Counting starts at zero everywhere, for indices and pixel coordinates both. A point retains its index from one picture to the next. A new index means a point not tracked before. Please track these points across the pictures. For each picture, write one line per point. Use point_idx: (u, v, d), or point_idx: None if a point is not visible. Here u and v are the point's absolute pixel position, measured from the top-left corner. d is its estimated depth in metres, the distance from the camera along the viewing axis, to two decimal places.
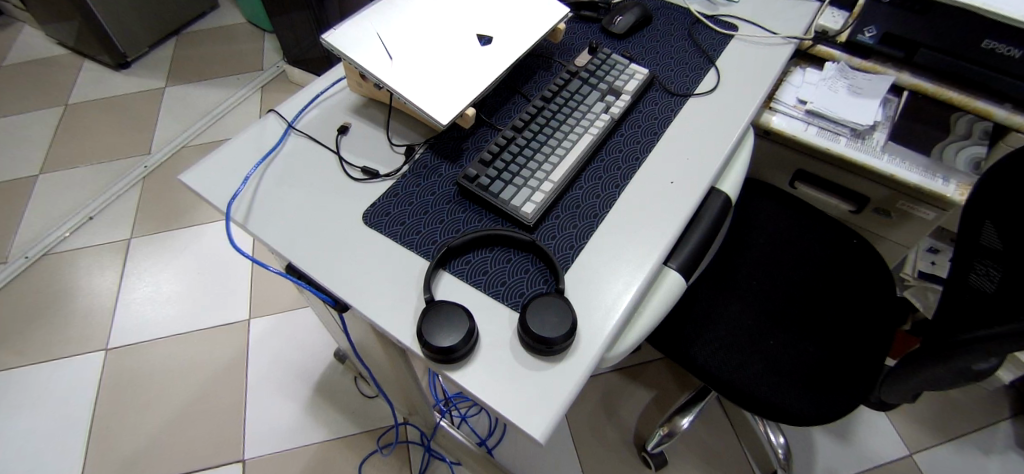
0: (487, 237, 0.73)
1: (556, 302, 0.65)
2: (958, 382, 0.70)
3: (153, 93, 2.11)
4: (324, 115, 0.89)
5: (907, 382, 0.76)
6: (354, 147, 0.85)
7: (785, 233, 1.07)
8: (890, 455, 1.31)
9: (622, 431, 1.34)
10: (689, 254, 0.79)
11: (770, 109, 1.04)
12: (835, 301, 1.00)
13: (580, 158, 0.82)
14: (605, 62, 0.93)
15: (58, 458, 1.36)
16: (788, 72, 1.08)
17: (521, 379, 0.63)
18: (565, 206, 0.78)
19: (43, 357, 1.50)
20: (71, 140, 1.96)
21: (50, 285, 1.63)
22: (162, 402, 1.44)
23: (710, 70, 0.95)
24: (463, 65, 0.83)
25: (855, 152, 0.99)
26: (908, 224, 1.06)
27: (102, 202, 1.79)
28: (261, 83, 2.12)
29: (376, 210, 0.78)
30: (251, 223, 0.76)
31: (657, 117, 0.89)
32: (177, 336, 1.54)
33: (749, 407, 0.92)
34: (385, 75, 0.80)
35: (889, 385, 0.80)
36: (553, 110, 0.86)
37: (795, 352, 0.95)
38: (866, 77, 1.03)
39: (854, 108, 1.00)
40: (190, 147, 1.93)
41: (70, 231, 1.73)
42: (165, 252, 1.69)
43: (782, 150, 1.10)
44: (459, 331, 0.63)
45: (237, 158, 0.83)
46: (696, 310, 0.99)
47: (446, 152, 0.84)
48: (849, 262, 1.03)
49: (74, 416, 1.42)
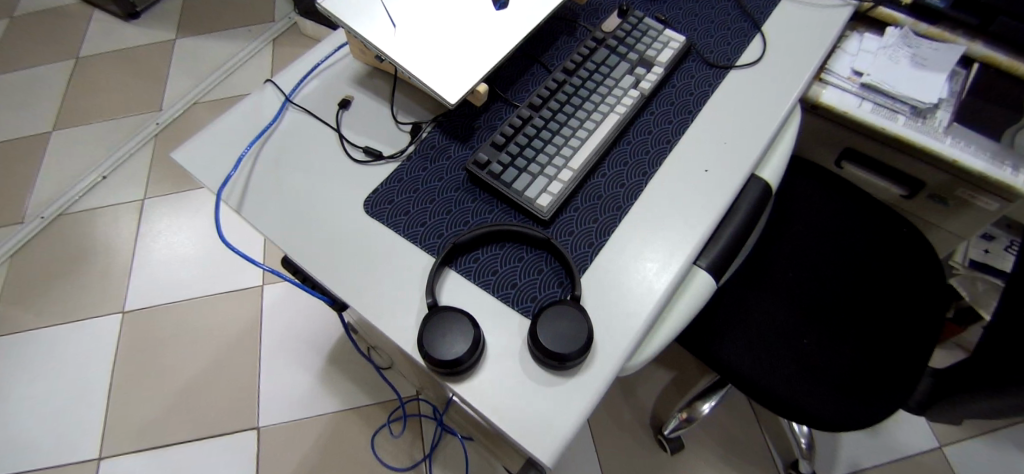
0: (498, 233, 0.67)
1: (569, 312, 0.59)
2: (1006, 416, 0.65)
3: (163, 46, 2.04)
4: (325, 87, 0.82)
5: (971, 409, 0.70)
6: (356, 125, 0.78)
7: (827, 220, 0.98)
8: (918, 447, 1.25)
9: (637, 413, 1.31)
10: (720, 251, 0.71)
11: (820, 81, 0.93)
12: (877, 297, 0.91)
13: (603, 142, 0.73)
14: (636, 28, 0.83)
15: (78, 419, 1.39)
16: (844, 37, 0.95)
17: (530, 396, 0.58)
18: (585, 197, 0.71)
19: (61, 319, 1.52)
20: (83, 96, 1.92)
21: (67, 245, 1.63)
22: (178, 367, 1.44)
23: (755, 37, 0.85)
24: (476, 34, 0.75)
25: (915, 133, 0.87)
26: (965, 212, 0.96)
27: (115, 162, 1.76)
28: (272, 36, 2.02)
29: (378, 198, 0.72)
30: (244, 209, 0.71)
31: (692, 93, 0.80)
32: (191, 301, 1.53)
33: (775, 409, 0.87)
34: (389, 48, 0.72)
35: (949, 405, 0.75)
36: (576, 84, 0.77)
37: (828, 353, 0.89)
38: (933, 46, 0.91)
39: (916, 83, 0.89)
40: (201, 104, 1.87)
41: (84, 191, 1.71)
42: (178, 214, 1.67)
43: (828, 126, 0.98)
44: (464, 341, 0.58)
45: (231, 135, 0.77)
46: (724, 306, 0.92)
47: (455, 132, 0.77)
48: (896, 253, 0.94)
49: (94, 378, 1.44)
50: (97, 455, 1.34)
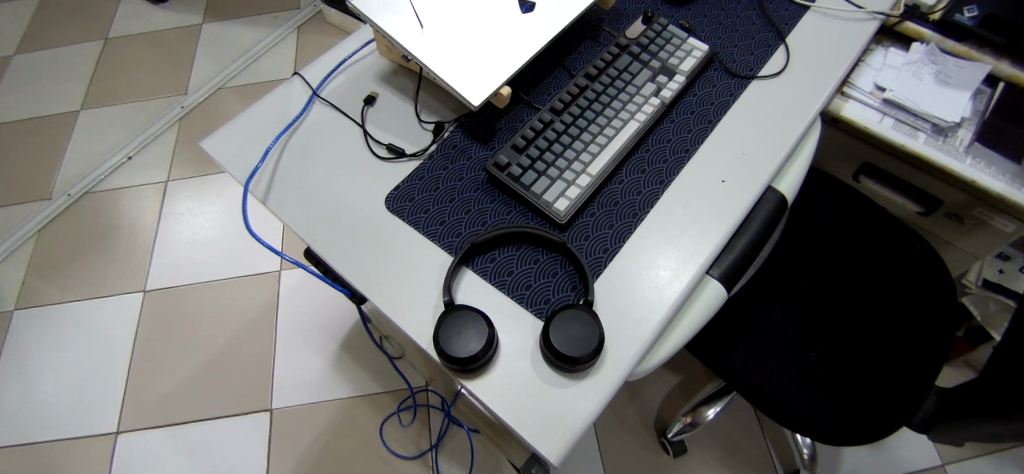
0: (516, 234, 0.68)
1: (582, 316, 0.61)
2: (1012, 439, 0.66)
3: (191, 30, 2.07)
4: (350, 83, 0.84)
5: (974, 431, 0.71)
6: (380, 121, 0.80)
7: (841, 233, 0.98)
8: (921, 462, 1.25)
9: (643, 414, 1.32)
10: (733, 262, 0.72)
11: (842, 94, 0.93)
12: (888, 313, 0.92)
13: (622, 149, 0.74)
14: (660, 35, 0.83)
15: (98, 392, 1.44)
16: (868, 51, 0.95)
17: (540, 396, 0.60)
18: (602, 202, 0.72)
19: (84, 295, 1.56)
20: (112, 76, 1.96)
21: (92, 222, 1.67)
22: (196, 347, 1.48)
23: (779, 47, 0.85)
24: (502, 37, 0.76)
25: (935, 151, 0.87)
26: (981, 232, 0.95)
27: (140, 143, 1.80)
28: (297, 23, 2.04)
29: (399, 195, 0.73)
30: (270, 200, 0.73)
31: (713, 102, 0.80)
32: (209, 283, 1.56)
33: (779, 420, 0.88)
34: (416, 48, 0.74)
35: (953, 426, 0.75)
36: (598, 90, 0.78)
37: (836, 366, 0.89)
38: (958, 63, 0.91)
39: (938, 101, 0.88)
40: (225, 90, 1.90)
41: (110, 170, 1.75)
42: (200, 196, 1.70)
43: (847, 140, 0.98)
44: (478, 340, 0.60)
45: (259, 127, 0.79)
46: (733, 314, 0.93)
47: (477, 132, 0.79)
48: (909, 270, 0.94)
49: (114, 354, 1.48)
50: (116, 428, 1.39)
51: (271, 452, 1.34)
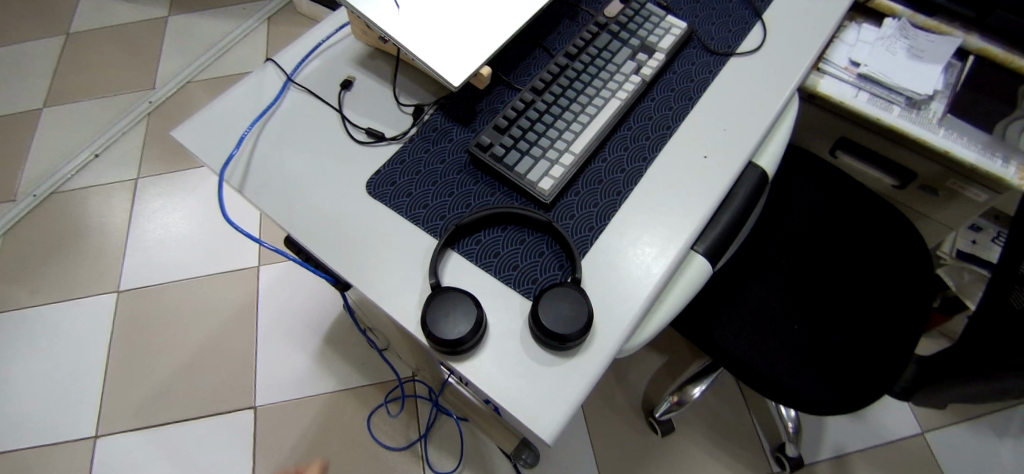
0: (501, 215, 0.68)
1: (570, 294, 0.61)
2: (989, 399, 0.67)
3: (156, 23, 2.00)
4: (326, 68, 0.82)
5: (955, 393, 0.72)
6: (358, 106, 0.78)
7: (820, 209, 0.99)
8: (900, 432, 1.29)
9: (630, 396, 1.33)
10: (717, 236, 0.72)
11: (817, 70, 0.93)
12: (867, 285, 0.94)
13: (604, 127, 0.74)
14: (638, 13, 0.83)
15: (73, 396, 1.40)
16: (842, 28, 0.96)
17: (531, 374, 0.60)
18: (586, 181, 0.72)
19: (54, 299, 1.51)
20: (75, 73, 1.89)
21: (60, 223, 1.62)
22: (174, 347, 1.45)
23: (756, 24, 0.85)
24: (481, 17, 0.75)
25: (909, 123, 0.88)
26: (954, 203, 0.98)
27: (108, 140, 1.74)
28: (267, 14, 1.99)
29: (380, 179, 0.72)
30: (246, 188, 0.71)
31: (693, 80, 0.80)
32: (185, 281, 1.53)
33: (767, 393, 0.90)
34: (392, 29, 0.72)
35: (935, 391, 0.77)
36: (578, 69, 0.78)
37: (819, 338, 0.91)
38: (930, 38, 0.92)
39: (912, 76, 0.90)
40: (194, 83, 1.85)
41: (77, 168, 1.70)
42: (172, 193, 1.65)
43: (824, 116, 0.99)
44: (466, 322, 0.59)
45: (232, 114, 0.77)
46: (719, 291, 0.94)
47: (457, 114, 0.77)
48: (887, 242, 0.96)
49: (89, 357, 1.44)
50: (94, 433, 1.35)
51: (256, 450, 1.32)
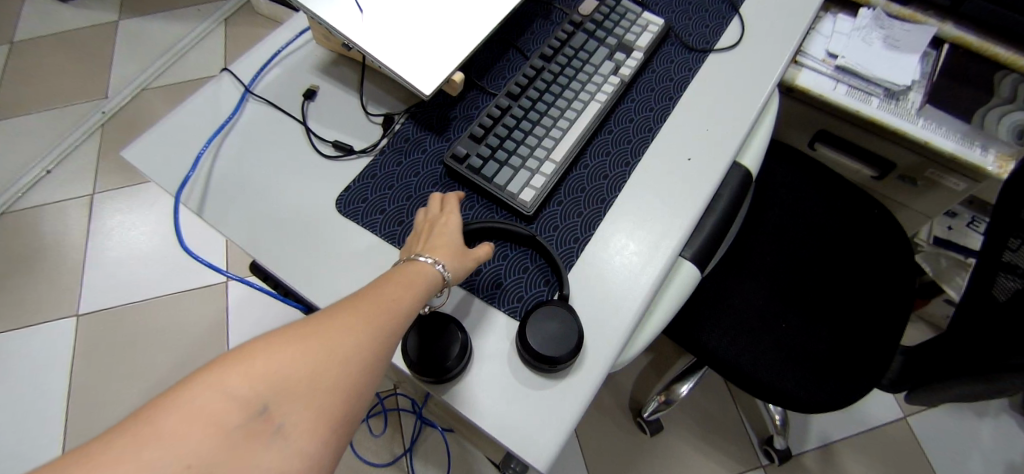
0: (481, 230, 0.64)
1: (557, 313, 0.58)
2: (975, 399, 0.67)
3: (106, 28, 1.90)
4: (286, 77, 0.77)
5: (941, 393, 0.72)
6: (323, 117, 0.74)
7: (802, 204, 0.98)
8: (884, 418, 1.30)
9: (618, 397, 1.31)
10: (705, 241, 0.70)
11: (795, 63, 0.92)
12: (852, 278, 0.93)
13: (585, 132, 0.71)
14: (614, 10, 0.80)
15: (34, 429, 1.32)
16: (817, 19, 0.95)
17: (520, 400, 0.57)
18: (569, 190, 0.69)
19: (8, 326, 1.42)
20: (20, 84, 1.78)
21: (12, 245, 1.52)
22: (142, 371, 1.38)
23: (733, 19, 0.83)
24: (451, 19, 0.71)
25: (887, 115, 0.88)
26: (933, 192, 0.97)
27: (59, 154, 1.64)
28: (224, 15, 1.91)
29: (351, 196, 0.68)
30: (206, 212, 0.66)
31: (672, 78, 0.78)
32: (150, 300, 1.46)
33: (758, 394, 0.88)
34: (356, 35, 0.68)
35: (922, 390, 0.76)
36: (555, 71, 0.74)
37: (808, 335, 0.90)
38: (905, 27, 0.92)
39: (889, 67, 0.89)
40: (150, 91, 1.76)
41: (27, 186, 1.60)
42: (131, 208, 1.57)
43: (802, 109, 0.98)
44: (451, 348, 0.56)
45: (186, 131, 0.71)
46: (706, 292, 0.92)
47: (429, 123, 0.74)
48: (868, 234, 0.95)
49: (49, 386, 1.36)
50: None
51: None
